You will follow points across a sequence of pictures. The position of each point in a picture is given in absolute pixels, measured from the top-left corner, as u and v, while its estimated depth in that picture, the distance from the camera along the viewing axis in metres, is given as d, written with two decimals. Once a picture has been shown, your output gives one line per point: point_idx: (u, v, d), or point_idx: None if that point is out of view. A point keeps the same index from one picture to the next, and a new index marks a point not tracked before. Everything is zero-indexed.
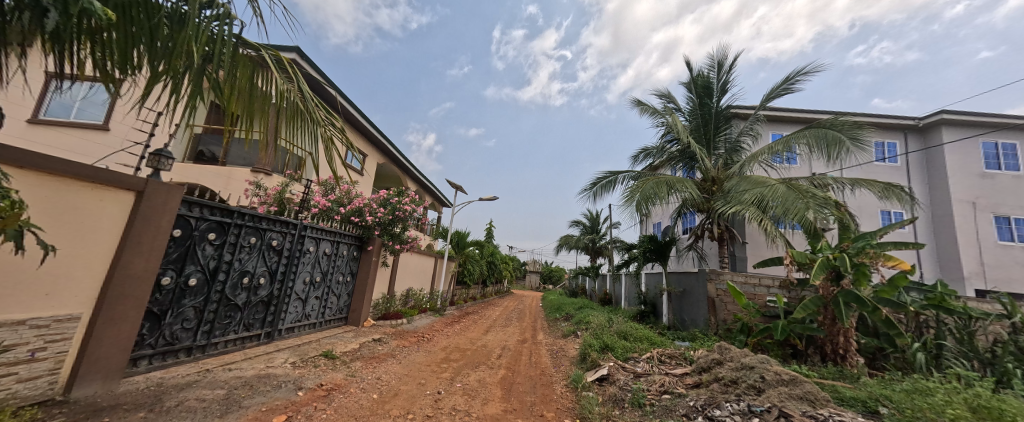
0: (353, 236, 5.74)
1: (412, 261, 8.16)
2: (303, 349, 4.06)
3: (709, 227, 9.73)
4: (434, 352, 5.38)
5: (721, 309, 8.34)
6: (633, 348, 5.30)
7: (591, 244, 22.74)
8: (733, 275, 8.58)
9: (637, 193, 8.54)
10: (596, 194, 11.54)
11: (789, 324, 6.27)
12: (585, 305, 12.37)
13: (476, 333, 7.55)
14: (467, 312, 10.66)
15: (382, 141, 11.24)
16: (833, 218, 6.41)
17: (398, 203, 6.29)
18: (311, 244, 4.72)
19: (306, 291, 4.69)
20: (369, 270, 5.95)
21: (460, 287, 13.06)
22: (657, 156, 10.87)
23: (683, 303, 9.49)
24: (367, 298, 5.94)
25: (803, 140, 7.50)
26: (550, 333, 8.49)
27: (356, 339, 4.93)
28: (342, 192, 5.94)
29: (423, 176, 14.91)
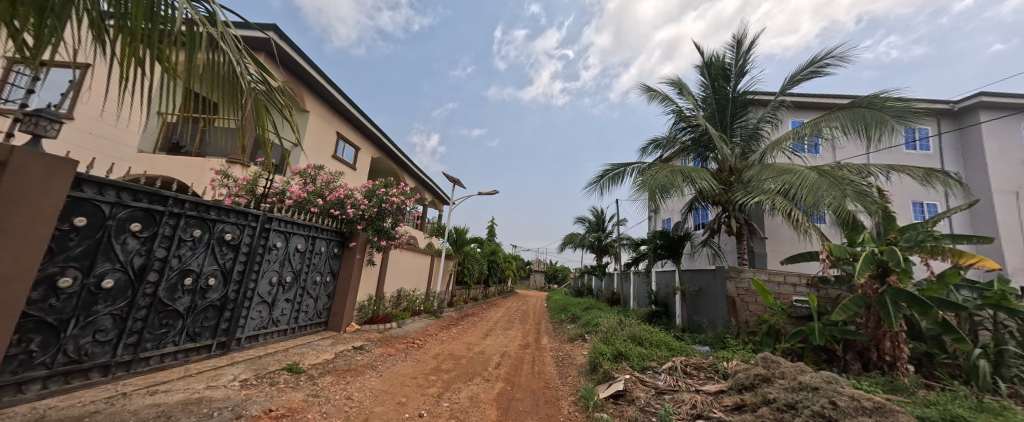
0: (333, 231, 5.13)
1: (405, 259, 7.54)
2: (262, 362, 3.45)
3: (725, 221, 9.05)
4: (424, 361, 4.74)
5: (743, 310, 7.66)
6: (651, 355, 4.63)
7: (597, 242, 22.01)
8: (755, 272, 7.89)
9: (650, 183, 7.83)
10: (603, 188, 10.86)
11: (825, 326, 5.59)
12: (592, 305, 11.66)
13: (474, 338, 6.92)
14: (466, 314, 10.02)
15: (376, 133, 10.62)
16: (874, 207, 5.68)
17: (386, 194, 5.70)
18: (279, 239, 4.12)
19: (274, 293, 4.09)
20: (354, 269, 5.35)
21: (460, 287, 12.45)
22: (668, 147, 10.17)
23: (700, 303, 8.78)
24: (351, 301, 5.34)
25: (834, 124, 6.82)
26: (556, 337, 7.82)
27: (332, 347, 4.31)
28: (321, 182, 5.34)
29: (420, 171, 14.27)
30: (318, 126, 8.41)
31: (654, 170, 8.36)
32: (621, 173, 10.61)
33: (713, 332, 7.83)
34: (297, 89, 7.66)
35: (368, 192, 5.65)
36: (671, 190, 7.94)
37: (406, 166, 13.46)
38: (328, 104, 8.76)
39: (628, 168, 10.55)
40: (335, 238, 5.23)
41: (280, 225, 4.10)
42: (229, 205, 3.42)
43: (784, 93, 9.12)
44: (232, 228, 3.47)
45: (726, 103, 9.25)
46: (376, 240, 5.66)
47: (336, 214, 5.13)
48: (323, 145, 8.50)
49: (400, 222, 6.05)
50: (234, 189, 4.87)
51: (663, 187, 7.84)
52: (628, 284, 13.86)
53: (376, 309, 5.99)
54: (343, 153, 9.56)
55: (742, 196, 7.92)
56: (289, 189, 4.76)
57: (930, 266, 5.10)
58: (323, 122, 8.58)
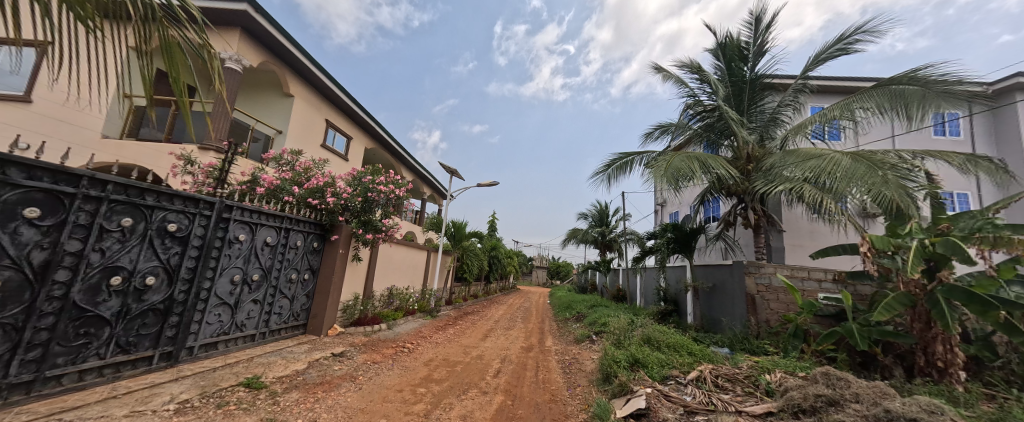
0: (311, 223, 4.55)
1: (398, 254, 6.99)
2: (215, 376, 2.91)
3: (742, 213, 8.48)
4: (414, 369, 4.20)
5: (763, 308, 7.09)
6: (671, 362, 4.08)
7: (601, 237, 21.42)
8: (776, 267, 7.32)
9: (666, 167, 7.22)
10: (610, 177, 10.27)
11: (862, 328, 5.02)
12: (598, 303, 11.11)
13: (473, 339, 6.39)
14: (465, 313, 9.49)
15: (370, 123, 10.05)
16: (922, 193, 5.06)
17: (373, 183, 5.12)
18: (242, 231, 3.56)
19: (237, 293, 3.54)
20: (338, 265, 4.81)
21: (460, 284, 11.92)
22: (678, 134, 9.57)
23: (716, 301, 8.21)
24: (335, 300, 4.80)
25: (865, 105, 6.20)
26: (561, 337, 7.30)
27: (308, 355, 3.78)
28: (300, 169, 4.77)
29: (418, 164, 13.73)
30: (304, 112, 7.83)
31: (668, 156, 7.76)
32: (630, 162, 10.02)
33: (731, 332, 7.26)
34: (281, 71, 7.09)
35: (353, 180, 5.08)
36: (688, 176, 7.33)
37: (403, 158, 12.90)
38: (315, 89, 8.19)
39: (637, 156, 9.95)
40: (315, 232, 4.67)
41: (245, 216, 3.56)
42: (175, 191, 2.90)
43: (806, 76, 8.50)
44: (178, 218, 2.95)
45: (743, 87, 8.63)
46: (362, 234, 5.06)
47: (316, 204, 4.56)
48: (311, 133, 7.95)
49: (390, 214, 5.48)
50: (199, 176, 4.32)
51: (681, 171, 7.23)
52: (635, 280, 13.29)
53: (365, 308, 5.47)
54: (333, 143, 9.00)
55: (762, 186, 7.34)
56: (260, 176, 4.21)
57: (984, 260, 4.50)
58: (310, 108, 8.03)
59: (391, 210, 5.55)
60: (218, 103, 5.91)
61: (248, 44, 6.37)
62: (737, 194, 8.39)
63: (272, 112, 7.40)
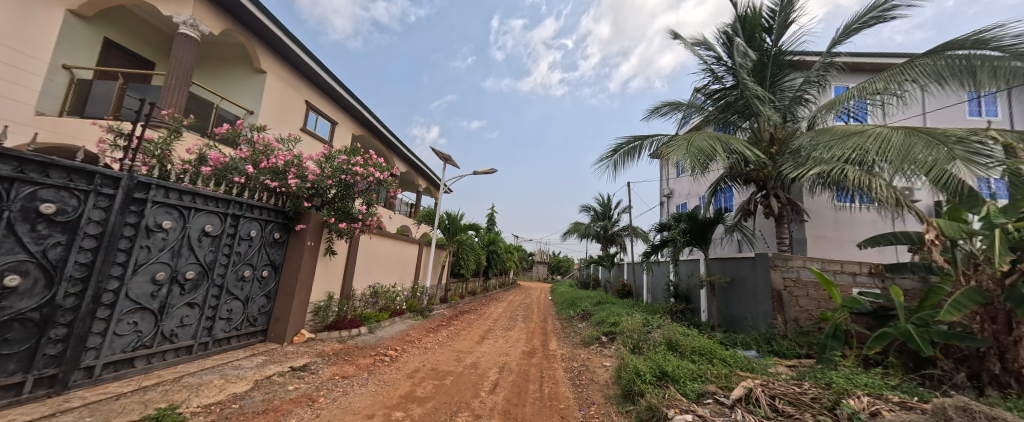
0: (269, 209, 3.77)
1: (384, 248, 6.26)
2: (113, 408, 2.16)
3: (763, 201, 7.80)
4: (394, 383, 3.47)
5: (791, 305, 6.40)
6: (704, 374, 3.38)
7: (603, 231, 20.68)
8: (805, 260, 6.62)
9: (687, 147, 6.64)
10: (617, 164, 9.53)
11: (922, 330, 4.35)
12: (604, 300, 10.44)
13: (468, 343, 5.69)
14: (461, 311, 8.80)
15: (357, 107, 9.28)
16: (999, 169, 4.29)
17: (348, 165, 4.38)
18: (168, 217, 2.80)
19: (162, 295, 2.80)
20: (307, 260, 4.07)
21: (456, 280, 11.23)
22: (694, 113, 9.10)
23: (736, 297, 7.50)
24: (303, 302, 4.06)
25: (922, 70, 5.42)
26: (566, 339, 6.61)
27: (258, 371, 3.03)
28: (260, 147, 4.02)
29: (412, 154, 12.99)
30: (280, 90, 7.06)
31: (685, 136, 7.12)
32: (639, 147, 9.27)
33: (754, 332, 6.56)
34: (249, 43, 6.30)
35: (324, 161, 4.34)
36: (712, 157, 6.74)
37: (395, 148, 12.16)
38: (292, 66, 7.41)
39: (646, 141, 9.22)
40: (277, 220, 3.91)
41: (171, 198, 2.79)
42: (48, 160, 2.13)
43: (834, 51, 7.76)
44: (59, 197, 2.19)
45: (765, 63, 7.97)
46: (335, 224, 4.31)
47: (276, 188, 3.81)
48: (287, 115, 7.18)
49: (371, 201, 4.76)
50: (130, 150, 3.55)
51: (704, 151, 6.66)
52: (642, 275, 12.59)
53: (343, 309, 4.74)
54: (315, 127, 8.23)
55: (792, 169, 6.67)
56: (208, 154, 3.48)
57: None
58: (287, 88, 7.25)
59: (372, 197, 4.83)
60: (171, 75, 5.13)
61: (208, 10, 5.58)
62: (759, 180, 7.77)
63: (242, 90, 6.62)
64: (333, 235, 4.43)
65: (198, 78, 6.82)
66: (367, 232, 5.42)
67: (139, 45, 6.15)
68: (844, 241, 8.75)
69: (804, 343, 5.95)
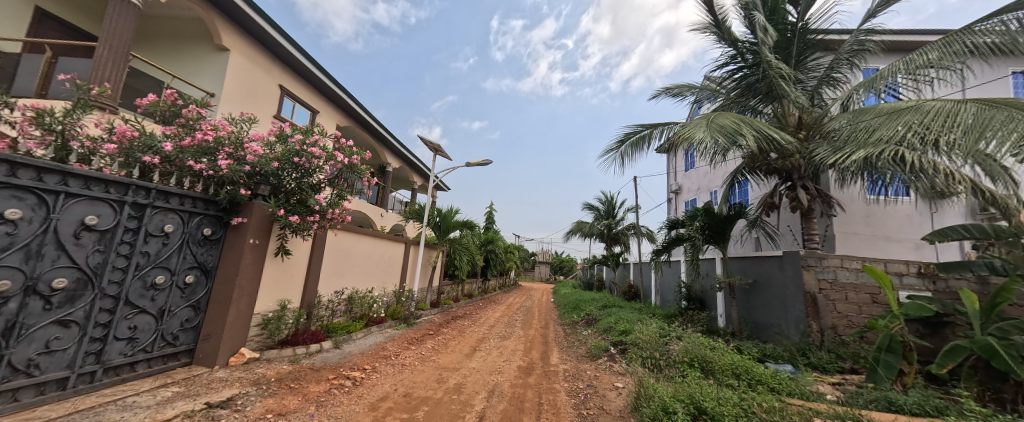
0: (196, 198, 3.11)
1: (362, 248, 5.52)
2: None
3: (790, 194, 7.01)
4: (349, 420, 2.67)
5: (828, 311, 5.59)
6: (749, 409, 2.63)
7: (606, 230, 19.86)
8: (842, 258, 5.79)
9: (708, 126, 6.19)
10: (624, 155, 8.74)
11: (1009, 345, 3.55)
12: (610, 303, 9.68)
13: (456, 358, 4.91)
14: (454, 317, 8.06)
15: (341, 95, 8.54)
16: None
17: (305, 145, 3.65)
18: (18, 206, 2.21)
19: (13, 313, 2.20)
20: (250, 261, 3.31)
21: (450, 282, 10.49)
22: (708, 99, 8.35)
23: (760, 301, 6.69)
24: (245, 314, 3.30)
25: (993, 39, 4.96)
26: (569, 350, 5.82)
27: (152, 414, 2.26)
28: (189, 122, 3.25)
29: (404, 149, 12.25)
30: (250, 72, 6.36)
31: (705, 118, 6.50)
32: (648, 136, 8.46)
33: (785, 342, 5.77)
34: (207, 16, 5.55)
35: (275, 141, 3.59)
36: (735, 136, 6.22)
37: (386, 141, 11.43)
38: (264, 47, 6.70)
39: (656, 129, 8.42)
40: (209, 213, 3.23)
41: (22, 178, 2.20)
42: None
43: (867, 26, 6.95)
44: None
45: (789, 39, 7.18)
46: (284, 216, 3.51)
47: (204, 171, 3.05)
48: (258, 100, 6.47)
49: (341, 192, 4.07)
50: (13, 125, 2.79)
51: (727, 130, 6.17)
52: (650, 276, 11.80)
53: (302, 319, 3.97)
54: (292, 115, 7.50)
55: (824, 155, 6.00)
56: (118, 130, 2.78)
57: None
58: (258, 70, 6.53)
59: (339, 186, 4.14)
60: (106, 46, 4.37)
61: None
62: (784, 169, 7.00)
63: (202, 71, 5.89)
64: (291, 231, 3.65)
65: (155, 58, 6.08)
66: (335, 227, 4.66)
67: (82, 20, 5.42)
68: (878, 237, 7.92)
69: (847, 356, 5.12)
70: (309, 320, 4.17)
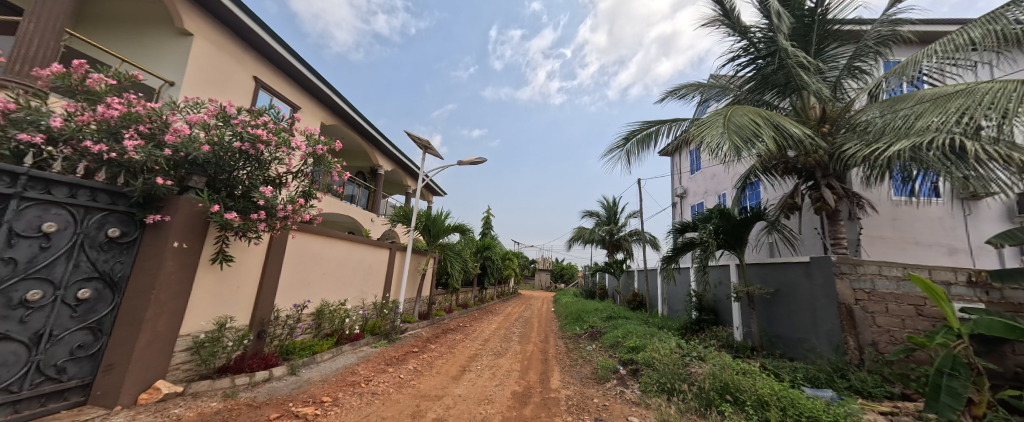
0: (94, 187, 2.65)
1: (335, 254, 4.92)
2: None
3: (816, 193, 6.32)
4: None
5: (866, 326, 4.91)
6: None
7: (607, 237, 19.14)
8: (880, 265, 5.14)
9: (725, 124, 5.53)
10: (629, 154, 8.08)
11: None
12: (616, 313, 8.98)
13: (440, 382, 4.20)
14: (445, 330, 7.38)
15: (323, 89, 7.92)
16: None
17: (250, 128, 3.08)
18: None
19: None
20: (173, 268, 2.73)
21: (443, 292, 9.80)
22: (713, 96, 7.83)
23: (783, 312, 6.02)
24: (164, 337, 2.75)
25: None
26: (571, 370, 5.11)
27: None
28: (104, 102, 2.69)
29: (397, 150, 11.62)
30: (217, 60, 5.75)
31: (721, 111, 5.84)
32: (655, 133, 7.84)
33: (817, 360, 5.08)
34: None
35: (215, 122, 3.02)
36: (754, 135, 5.58)
37: (376, 141, 10.79)
38: (233, 34, 6.09)
39: (663, 126, 7.79)
40: (116, 208, 2.77)
41: None
42: None
43: (888, 14, 6.38)
44: None
45: (808, 25, 6.56)
46: (219, 213, 2.84)
47: (104, 152, 2.55)
48: (227, 91, 5.87)
49: (307, 189, 3.76)
50: None
51: (746, 129, 5.52)
52: (656, 284, 11.11)
53: (248, 340, 3.43)
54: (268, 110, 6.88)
55: (854, 151, 5.35)
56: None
57: None
58: (227, 59, 5.94)
59: (306, 181, 3.75)
60: (31, 19, 3.74)
61: None
62: (810, 167, 6.34)
63: (162, 59, 5.33)
64: (238, 234, 3.07)
65: (108, 43, 5.48)
66: (297, 228, 4.10)
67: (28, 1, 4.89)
68: (907, 242, 7.26)
69: (893, 378, 4.43)
70: (261, 341, 3.63)
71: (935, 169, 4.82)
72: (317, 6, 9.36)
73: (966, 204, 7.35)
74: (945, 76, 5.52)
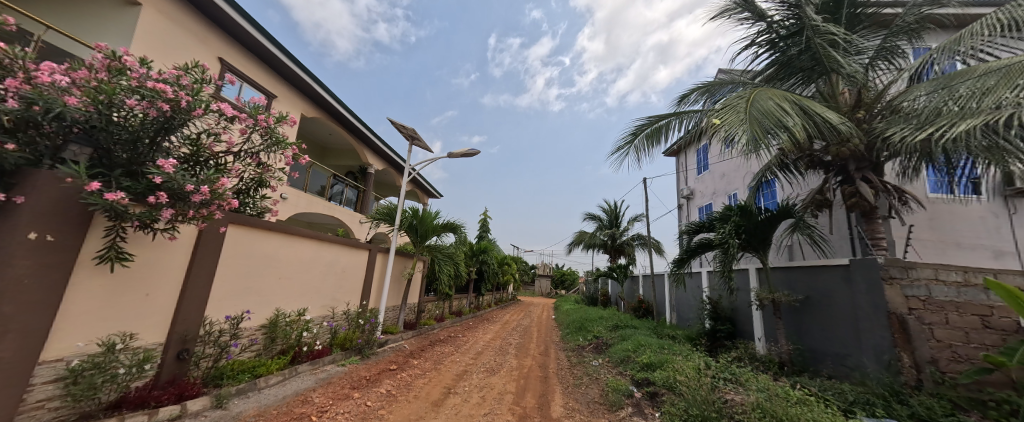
0: None
1: (287, 253, 4.44)
2: None
3: (849, 189, 5.56)
4: None
5: (923, 340, 4.16)
6: None
7: (610, 241, 18.34)
8: (936, 268, 4.47)
9: (747, 109, 4.51)
10: (638, 151, 7.37)
11: None
12: (622, 322, 8.24)
13: (416, 410, 3.43)
14: (433, 342, 6.64)
15: (301, 75, 7.20)
16: None
17: (149, 81, 2.55)
18: None
19: None
20: (29, 267, 2.38)
21: (434, 299, 9.05)
22: (725, 88, 7.16)
23: (816, 322, 5.28)
24: (19, 363, 2.34)
25: None
26: (575, 391, 4.35)
27: None
28: None
29: (387, 147, 10.90)
30: (170, 33, 5.07)
31: (744, 92, 4.95)
32: (665, 127, 7.15)
33: (864, 382, 4.34)
34: None
35: (108, 77, 2.49)
36: (781, 125, 4.58)
37: (366, 139, 10.17)
38: (192, 7, 5.42)
39: (674, 119, 7.10)
40: None
41: None
42: None
43: None
44: None
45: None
46: (96, 193, 2.12)
47: None
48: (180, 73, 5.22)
49: (262, 178, 3.40)
50: None
51: (772, 117, 4.48)
52: (665, 290, 10.33)
53: (150, 366, 2.98)
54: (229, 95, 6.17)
55: (903, 136, 4.57)
56: None
57: None
58: (187, 37, 5.31)
59: (253, 165, 3.28)
60: None
61: None
62: (843, 159, 5.59)
63: (106, 30, 4.71)
64: (139, 224, 2.47)
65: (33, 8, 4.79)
66: (232, 223, 3.70)
67: None
68: (947, 244, 6.51)
69: (961, 405, 3.69)
70: (184, 364, 3.27)
71: (986, 157, 4.22)
72: (318, 15, 8.70)
73: (1010, 202, 6.63)
74: (1003, 51, 4.81)
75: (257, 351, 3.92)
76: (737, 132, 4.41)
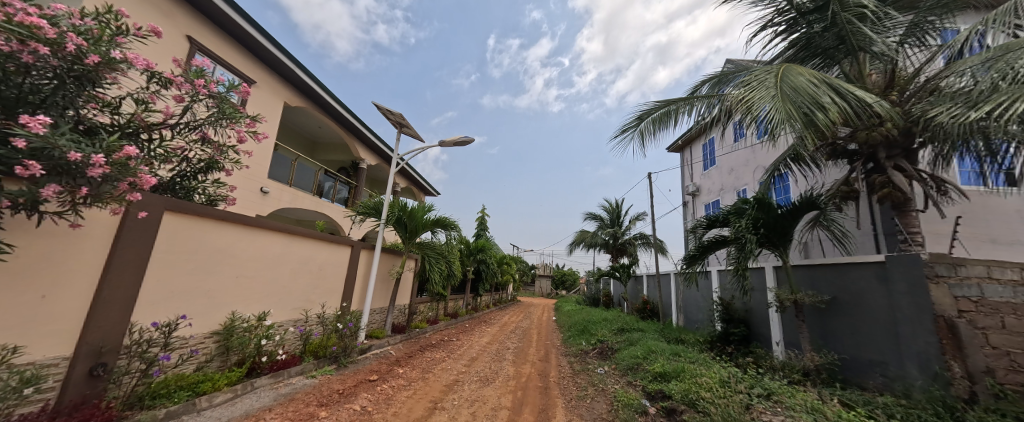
0: None
1: (245, 248, 4.05)
2: None
3: (879, 178, 5.05)
4: None
5: (976, 347, 3.65)
6: None
7: (612, 241, 17.80)
8: (989, 266, 3.95)
9: (777, 85, 4.03)
10: (643, 135, 6.87)
11: None
12: (626, 324, 7.72)
13: None
14: (423, 346, 6.13)
15: (282, 59, 6.65)
16: None
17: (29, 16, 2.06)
18: None
19: None
20: None
21: (427, 300, 8.54)
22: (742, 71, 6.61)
23: (846, 327, 4.76)
24: None
25: None
26: (580, 405, 3.84)
27: None
28: None
29: (379, 140, 10.35)
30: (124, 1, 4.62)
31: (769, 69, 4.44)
32: (675, 112, 6.60)
33: (908, 395, 3.82)
34: None
35: None
36: (816, 104, 4.05)
37: (356, 130, 9.62)
38: None
39: (685, 103, 6.54)
40: None
41: None
42: None
43: None
44: None
45: None
46: None
47: None
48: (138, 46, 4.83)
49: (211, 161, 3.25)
50: None
51: (806, 93, 3.98)
52: (672, 291, 9.81)
53: (37, 389, 2.48)
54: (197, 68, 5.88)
55: (953, 117, 4.09)
56: None
57: None
58: (145, 8, 4.84)
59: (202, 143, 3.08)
60: None
61: None
62: (873, 147, 5.07)
63: None
64: (16, 204, 2.11)
65: None
66: (167, 210, 3.26)
67: None
68: (981, 240, 5.99)
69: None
70: (98, 382, 2.81)
71: None
72: (318, 17, 8.22)
73: None
74: None
75: (201, 363, 3.49)
76: (768, 111, 3.90)
